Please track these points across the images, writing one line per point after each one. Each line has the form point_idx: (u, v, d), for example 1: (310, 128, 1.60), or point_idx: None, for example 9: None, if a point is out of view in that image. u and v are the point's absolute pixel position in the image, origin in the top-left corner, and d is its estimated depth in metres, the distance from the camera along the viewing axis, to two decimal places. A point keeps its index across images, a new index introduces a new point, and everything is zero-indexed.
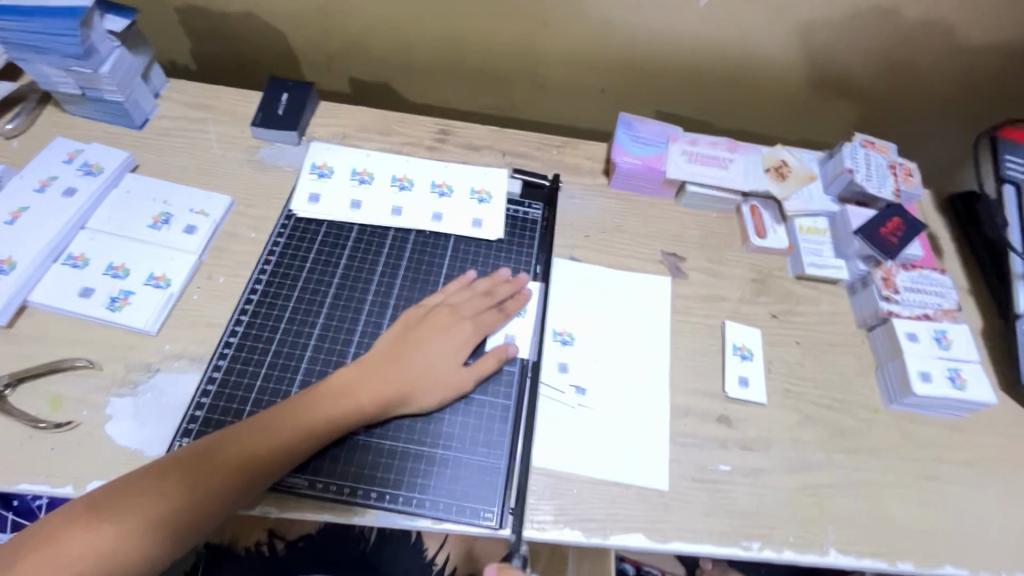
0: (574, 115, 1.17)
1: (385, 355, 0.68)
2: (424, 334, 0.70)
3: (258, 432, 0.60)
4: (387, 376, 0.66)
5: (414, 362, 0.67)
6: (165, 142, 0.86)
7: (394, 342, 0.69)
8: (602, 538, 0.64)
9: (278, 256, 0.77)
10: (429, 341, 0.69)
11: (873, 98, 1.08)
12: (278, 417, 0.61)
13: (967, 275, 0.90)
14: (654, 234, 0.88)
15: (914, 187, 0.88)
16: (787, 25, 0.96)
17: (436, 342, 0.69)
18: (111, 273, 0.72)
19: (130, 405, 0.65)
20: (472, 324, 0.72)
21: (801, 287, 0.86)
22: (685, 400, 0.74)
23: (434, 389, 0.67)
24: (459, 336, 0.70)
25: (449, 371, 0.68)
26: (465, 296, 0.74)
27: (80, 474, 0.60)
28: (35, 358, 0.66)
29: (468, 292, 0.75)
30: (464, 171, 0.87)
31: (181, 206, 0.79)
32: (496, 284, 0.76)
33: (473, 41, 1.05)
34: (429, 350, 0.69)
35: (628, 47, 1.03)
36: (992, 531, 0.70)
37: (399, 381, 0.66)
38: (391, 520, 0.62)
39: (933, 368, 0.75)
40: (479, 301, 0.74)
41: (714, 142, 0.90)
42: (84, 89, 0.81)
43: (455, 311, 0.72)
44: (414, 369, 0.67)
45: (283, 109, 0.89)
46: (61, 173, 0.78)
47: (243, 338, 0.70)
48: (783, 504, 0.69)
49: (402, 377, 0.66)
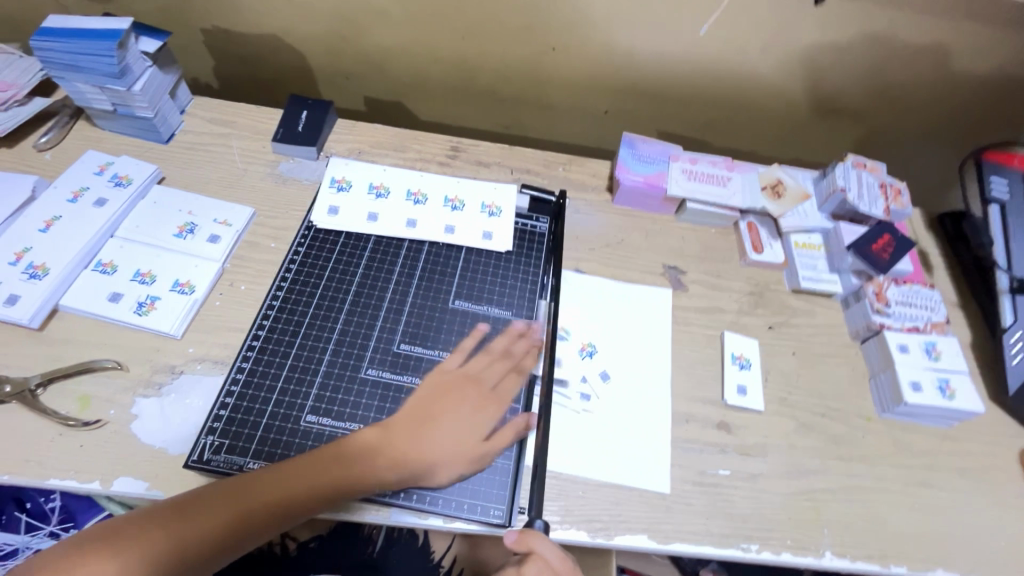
0: (578, 133, 1.23)
1: (408, 419, 0.68)
2: (446, 404, 0.70)
3: (275, 485, 0.61)
4: (406, 444, 0.66)
5: (433, 434, 0.67)
6: (190, 156, 0.91)
7: (415, 407, 0.69)
8: (606, 539, 0.66)
9: (299, 265, 0.81)
10: (450, 412, 0.69)
11: (865, 121, 1.13)
12: (276, 470, 0.61)
13: (957, 290, 0.93)
14: (656, 248, 0.92)
15: (904, 207, 0.91)
16: (782, 52, 1.01)
17: (457, 415, 0.69)
18: (138, 279, 0.75)
19: (155, 404, 0.68)
20: (494, 398, 0.72)
21: (797, 300, 0.89)
22: (686, 406, 0.77)
23: (452, 462, 0.66)
24: (480, 414, 0.70)
25: (466, 443, 0.68)
26: (488, 363, 0.74)
27: (107, 470, 0.63)
28: (65, 359, 0.70)
29: (489, 357, 0.75)
30: (477, 186, 0.91)
31: (205, 217, 0.83)
32: (512, 341, 0.77)
33: (483, 63, 1.10)
34: (451, 421, 0.68)
35: (631, 71, 1.08)
36: (983, 536, 0.72)
37: (416, 454, 0.65)
38: (405, 518, 0.65)
39: (923, 378, 0.78)
40: (499, 366, 0.74)
41: (713, 161, 0.94)
42: (116, 105, 0.86)
43: (480, 385, 0.72)
44: (431, 443, 0.66)
45: (303, 126, 0.93)
46: (92, 185, 0.82)
47: (265, 342, 0.74)
48: (780, 508, 0.71)
49: (422, 447, 0.66)
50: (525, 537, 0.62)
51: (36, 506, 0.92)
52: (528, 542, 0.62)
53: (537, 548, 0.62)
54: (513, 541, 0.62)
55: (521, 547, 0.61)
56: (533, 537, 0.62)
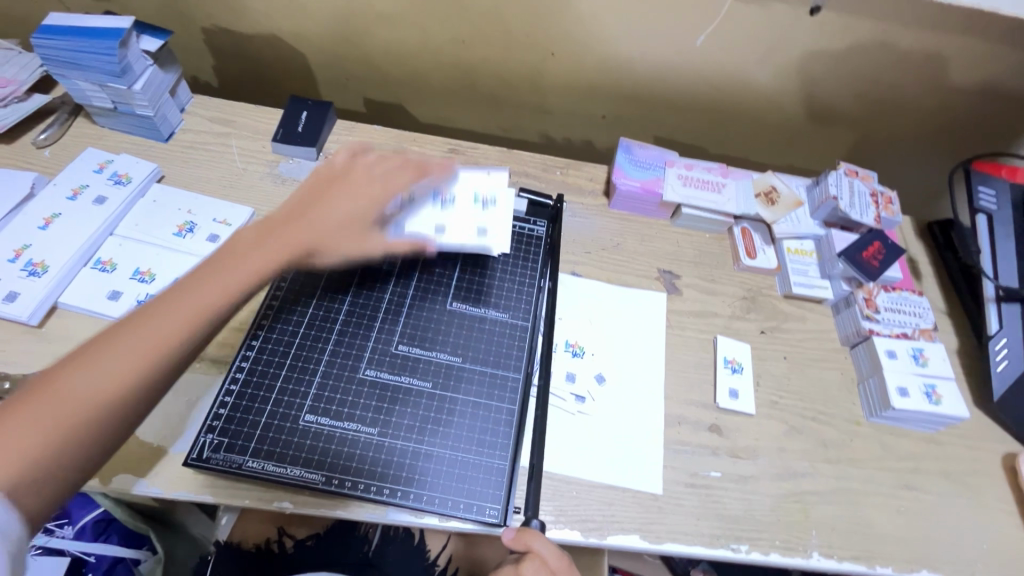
0: (576, 137, 1.24)
1: (289, 217, 0.67)
2: (328, 194, 0.70)
3: (93, 370, 0.51)
4: (291, 236, 0.65)
5: (319, 216, 0.68)
6: (190, 155, 0.91)
7: (297, 207, 0.69)
8: (599, 538, 0.68)
9: (298, 264, 0.81)
10: (333, 197, 0.69)
11: (857, 129, 1.15)
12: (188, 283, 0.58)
13: (945, 297, 0.95)
14: (651, 252, 0.93)
15: (895, 215, 0.93)
16: (777, 61, 1.02)
17: (342, 198, 0.70)
18: (138, 277, 0.76)
19: (154, 403, 0.69)
20: (380, 183, 0.73)
21: (789, 305, 0.91)
22: (679, 409, 0.78)
23: (333, 243, 0.67)
24: (365, 194, 0.70)
25: (350, 220, 0.69)
26: (382, 160, 0.75)
27: (107, 469, 0.64)
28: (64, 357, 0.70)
29: (384, 157, 0.76)
30: (473, 176, 0.87)
31: (205, 216, 0.83)
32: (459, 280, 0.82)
33: (483, 67, 1.11)
34: (338, 198, 0.69)
35: (628, 76, 1.09)
36: (965, 538, 0.74)
37: (296, 240, 0.65)
38: (401, 517, 0.66)
39: (910, 384, 0.80)
40: (392, 161, 0.75)
41: (709, 167, 0.95)
42: (116, 103, 0.86)
43: (368, 174, 0.73)
44: (314, 223, 0.67)
45: (303, 127, 0.94)
46: (91, 182, 0.82)
47: (265, 341, 0.74)
48: (769, 509, 0.73)
49: (303, 236, 0.66)
50: (522, 535, 0.64)
51: None
52: (525, 540, 0.63)
53: (535, 546, 0.63)
54: (512, 538, 0.64)
55: (519, 544, 0.63)
56: (530, 535, 0.64)
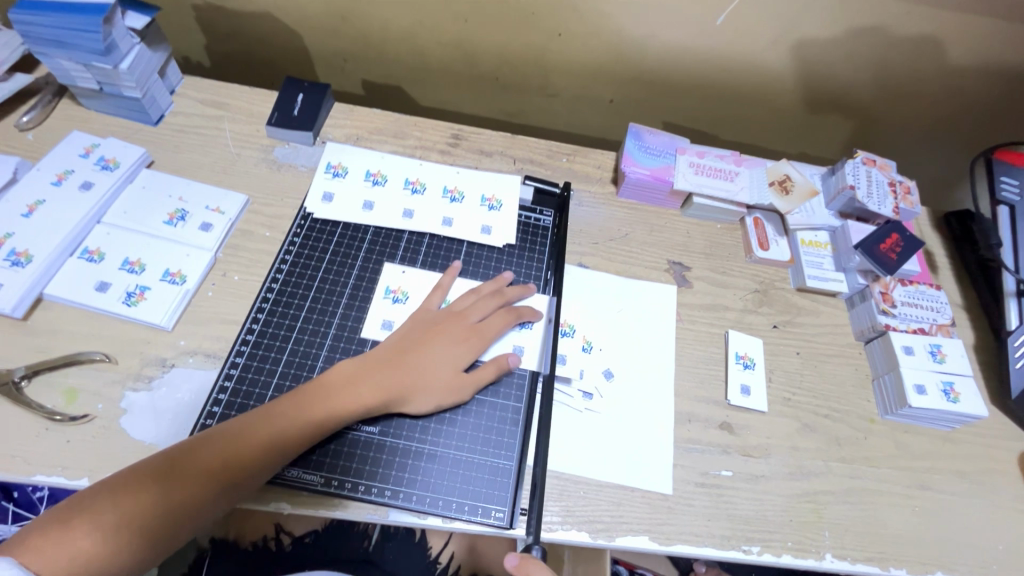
0: (582, 122, 1.20)
1: (390, 355, 0.68)
2: (424, 344, 0.70)
3: (259, 427, 0.60)
4: (389, 375, 0.67)
5: (417, 363, 0.68)
6: (181, 139, 0.87)
7: (399, 344, 0.70)
8: (607, 540, 0.66)
9: (295, 255, 0.78)
10: (432, 343, 0.70)
11: (874, 116, 1.11)
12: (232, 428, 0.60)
13: (962, 292, 0.93)
14: (661, 243, 0.90)
15: (914, 206, 0.90)
16: (794, 43, 0.98)
17: (438, 347, 0.70)
18: (127, 268, 0.72)
19: (145, 399, 0.66)
20: (476, 331, 0.72)
21: (802, 298, 0.88)
22: (689, 406, 0.76)
23: (432, 392, 0.67)
24: (461, 344, 0.71)
25: (447, 376, 0.68)
26: (473, 300, 0.75)
27: (96, 467, 0.61)
28: (50, 351, 0.67)
29: (475, 296, 0.76)
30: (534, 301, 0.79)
31: (197, 203, 0.79)
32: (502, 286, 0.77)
33: (486, 48, 1.07)
34: (434, 354, 0.69)
35: (638, 59, 1.04)
36: (981, 539, 0.72)
37: (399, 382, 0.66)
38: (403, 518, 0.63)
39: (928, 381, 0.77)
40: (488, 303, 0.75)
41: (721, 155, 0.92)
42: (102, 85, 0.81)
43: (463, 318, 0.73)
44: (417, 371, 0.68)
45: (299, 110, 0.89)
46: (77, 167, 0.78)
47: (261, 335, 0.71)
48: (781, 510, 0.71)
49: (402, 379, 0.67)
50: (524, 563, 0.61)
51: (24, 496, 0.95)
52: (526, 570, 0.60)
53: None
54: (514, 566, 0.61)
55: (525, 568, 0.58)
56: (532, 563, 0.60)
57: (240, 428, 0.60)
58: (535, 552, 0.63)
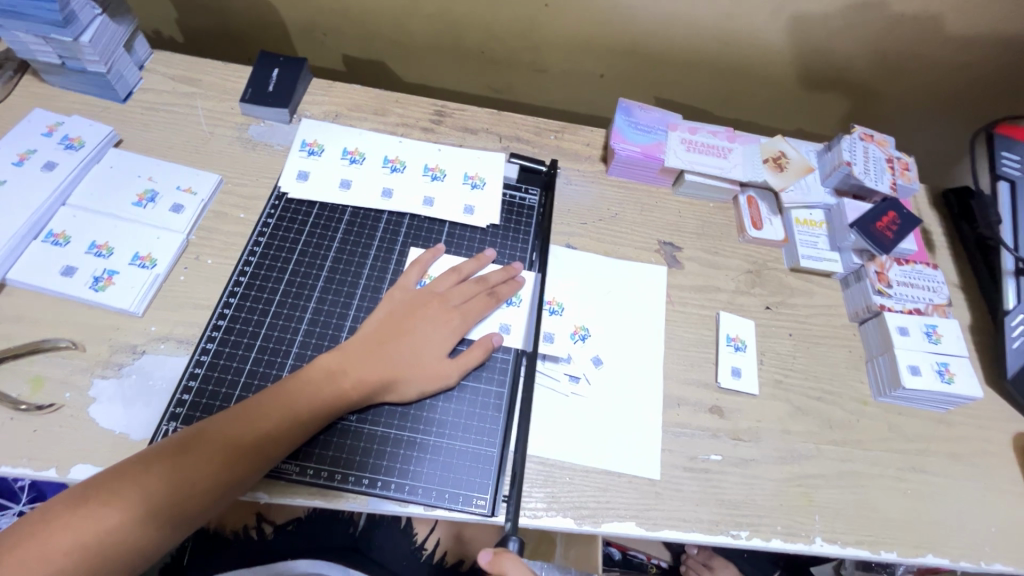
0: (572, 98, 1.16)
1: (371, 342, 0.66)
2: (406, 328, 0.68)
3: (239, 425, 0.58)
4: (372, 363, 0.64)
5: (401, 349, 0.66)
6: (151, 117, 0.83)
7: (379, 329, 0.67)
8: (593, 526, 0.64)
9: (269, 237, 0.75)
10: (415, 328, 0.68)
11: (872, 90, 1.08)
12: (211, 428, 0.57)
13: (959, 271, 0.91)
14: (651, 223, 0.87)
15: (911, 182, 0.87)
16: (789, 14, 0.94)
17: (421, 331, 0.68)
18: (94, 252, 0.69)
19: (114, 387, 0.64)
20: (460, 313, 0.70)
21: (796, 279, 0.86)
22: (679, 390, 0.74)
23: (420, 379, 0.65)
24: (444, 326, 0.69)
25: (434, 360, 0.67)
26: (452, 283, 0.72)
27: (64, 457, 0.59)
28: (15, 338, 0.65)
29: (456, 278, 0.73)
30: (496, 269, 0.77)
31: (167, 183, 0.76)
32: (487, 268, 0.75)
33: (471, 21, 1.02)
34: (417, 339, 0.67)
35: (628, 31, 1.01)
36: (971, 521, 0.71)
37: (383, 372, 0.64)
38: (383, 506, 0.62)
39: (922, 362, 0.76)
40: (470, 287, 0.72)
41: (714, 130, 0.89)
42: (64, 59, 0.77)
43: (444, 300, 0.70)
44: (402, 357, 0.66)
45: (274, 86, 0.86)
46: (40, 147, 0.75)
47: (233, 320, 0.69)
48: (771, 494, 0.69)
49: (387, 366, 0.65)
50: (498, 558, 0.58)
51: (4, 486, 0.93)
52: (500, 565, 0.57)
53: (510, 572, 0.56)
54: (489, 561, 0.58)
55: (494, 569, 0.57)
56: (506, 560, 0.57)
57: (224, 424, 0.58)
58: (513, 545, 0.61)
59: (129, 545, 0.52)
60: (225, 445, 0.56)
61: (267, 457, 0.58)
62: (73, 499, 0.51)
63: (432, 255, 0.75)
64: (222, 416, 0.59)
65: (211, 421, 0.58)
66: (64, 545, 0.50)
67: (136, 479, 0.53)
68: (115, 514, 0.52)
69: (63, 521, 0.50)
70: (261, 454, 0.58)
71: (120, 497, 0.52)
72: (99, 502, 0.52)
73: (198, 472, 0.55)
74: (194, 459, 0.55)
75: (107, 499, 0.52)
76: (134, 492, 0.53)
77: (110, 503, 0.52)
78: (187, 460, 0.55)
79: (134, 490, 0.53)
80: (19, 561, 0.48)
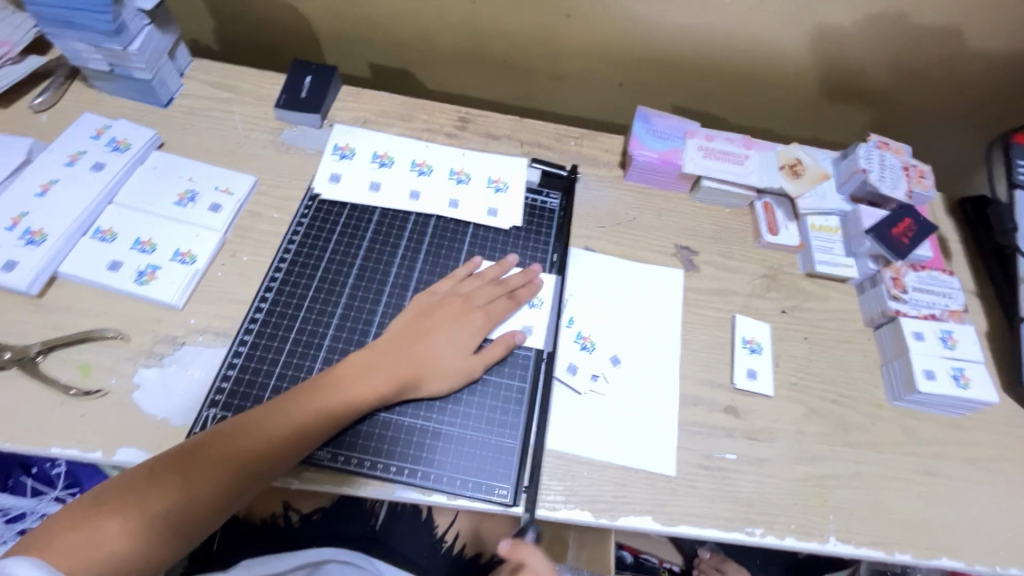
0: (591, 105, 1.19)
1: (397, 341, 0.69)
2: (431, 328, 0.70)
3: (272, 419, 0.61)
4: (397, 360, 0.67)
5: (426, 348, 0.69)
6: (191, 121, 0.88)
7: (406, 328, 0.70)
8: (610, 519, 0.66)
9: (302, 236, 0.79)
10: (440, 328, 0.71)
11: (889, 101, 1.09)
12: (245, 423, 0.60)
13: (974, 278, 0.91)
14: (668, 227, 0.89)
15: (928, 189, 0.88)
16: (807, 25, 0.96)
17: (446, 330, 0.70)
18: (138, 247, 0.73)
19: (156, 375, 0.67)
20: (483, 314, 0.72)
21: (811, 284, 0.87)
22: (695, 389, 0.76)
23: (442, 374, 0.68)
24: (467, 328, 0.71)
25: (456, 359, 0.69)
26: (478, 284, 0.75)
27: (110, 440, 0.63)
28: (66, 328, 0.69)
29: (480, 280, 0.76)
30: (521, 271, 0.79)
31: (206, 184, 0.80)
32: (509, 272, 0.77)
33: (495, 30, 1.06)
34: (440, 338, 0.70)
35: (647, 41, 1.03)
36: (986, 524, 0.72)
37: (408, 368, 0.67)
38: (408, 494, 0.65)
39: (938, 367, 0.76)
40: (492, 290, 0.75)
41: (731, 138, 0.90)
42: (113, 66, 0.82)
43: (467, 302, 0.73)
44: (424, 355, 0.68)
45: (307, 93, 0.90)
46: (89, 148, 0.79)
47: (268, 314, 0.72)
48: (785, 493, 0.71)
49: (411, 363, 0.67)
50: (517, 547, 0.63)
51: (42, 471, 0.97)
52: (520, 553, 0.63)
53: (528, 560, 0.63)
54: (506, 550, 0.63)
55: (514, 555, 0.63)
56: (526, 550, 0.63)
57: (257, 419, 0.61)
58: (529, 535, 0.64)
59: (172, 531, 0.55)
60: (259, 440, 0.59)
61: (297, 450, 0.61)
62: (120, 486, 0.54)
63: (468, 267, 0.77)
64: (254, 411, 0.62)
65: (245, 417, 0.61)
66: (111, 531, 0.52)
67: (178, 469, 0.56)
68: (159, 501, 0.55)
69: (110, 506, 0.53)
70: (294, 445, 0.61)
71: (164, 486, 0.55)
72: (142, 490, 0.54)
73: (235, 460, 0.58)
74: (231, 450, 0.58)
75: (153, 486, 0.55)
76: (177, 480, 0.56)
77: (155, 491, 0.55)
78: (224, 452, 0.58)
79: (176, 478, 0.56)
80: (69, 545, 0.50)
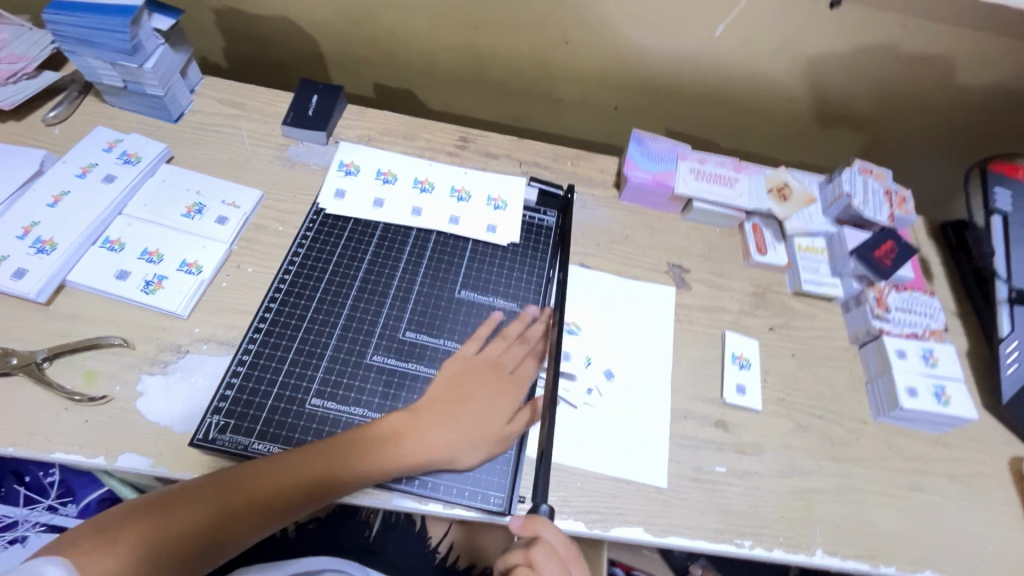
0: (587, 128, 1.23)
1: (437, 406, 0.69)
2: (470, 393, 0.71)
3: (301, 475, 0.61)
4: (438, 429, 0.67)
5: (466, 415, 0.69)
6: (200, 136, 0.90)
7: (445, 393, 0.70)
8: (602, 530, 0.68)
9: (307, 249, 0.81)
10: (478, 395, 0.71)
11: (874, 129, 1.13)
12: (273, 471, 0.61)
13: (956, 299, 0.94)
14: (662, 246, 0.92)
15: (908, 214, 0.92)
16: (795, 56, 1.01)
17: (485, 399, 0.71)
18: (146, 258, 0.75)
19: (160, 382, 0.69)
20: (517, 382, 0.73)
21: (798, 302, 0.90)
22: (686, 403, 0.78)
23: (479, 445, 0.68)
24: (504, 396, 0.72)
25: (493, 428, 0.69)
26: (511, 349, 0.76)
27: (113, 446, 0.64)
28: (72, 335, 0.70)
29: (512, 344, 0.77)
30: (514, 284, 0.83)
31: (214, 197, 0.83)
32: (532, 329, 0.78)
33: (496, 54, 1.10)
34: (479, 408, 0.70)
35: (642, 67, 1.07)
36: (968, 539, 0.74)
37: (450, 437, 0.67)
38: (405, 502, 0.66)
39: (919, 384, 0.79)
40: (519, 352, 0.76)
41: (721, 161, 0.94)
42: (127, 82, 0.85)
43: (503, 369, 0.74)
44: (464, 422, 0.68)
45: (313, 111, 0.93)
46: (100, 161, 0.81)
47: (272, 324, 0.74)
48: (773, 506, 0.72)
49: (451, 432, 0.67)
50: (530, 522, 0.62)
51: (35, 479, 0.96)
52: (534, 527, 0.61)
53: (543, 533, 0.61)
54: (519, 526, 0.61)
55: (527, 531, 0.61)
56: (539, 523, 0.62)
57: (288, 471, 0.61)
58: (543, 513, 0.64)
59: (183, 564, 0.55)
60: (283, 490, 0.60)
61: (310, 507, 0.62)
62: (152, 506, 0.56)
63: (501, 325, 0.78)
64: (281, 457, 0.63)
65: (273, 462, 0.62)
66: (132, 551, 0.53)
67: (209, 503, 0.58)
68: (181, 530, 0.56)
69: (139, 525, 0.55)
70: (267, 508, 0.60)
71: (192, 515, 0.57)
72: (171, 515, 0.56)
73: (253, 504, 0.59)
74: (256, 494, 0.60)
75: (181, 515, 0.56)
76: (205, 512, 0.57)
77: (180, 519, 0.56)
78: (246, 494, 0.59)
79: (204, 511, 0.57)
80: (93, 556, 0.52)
